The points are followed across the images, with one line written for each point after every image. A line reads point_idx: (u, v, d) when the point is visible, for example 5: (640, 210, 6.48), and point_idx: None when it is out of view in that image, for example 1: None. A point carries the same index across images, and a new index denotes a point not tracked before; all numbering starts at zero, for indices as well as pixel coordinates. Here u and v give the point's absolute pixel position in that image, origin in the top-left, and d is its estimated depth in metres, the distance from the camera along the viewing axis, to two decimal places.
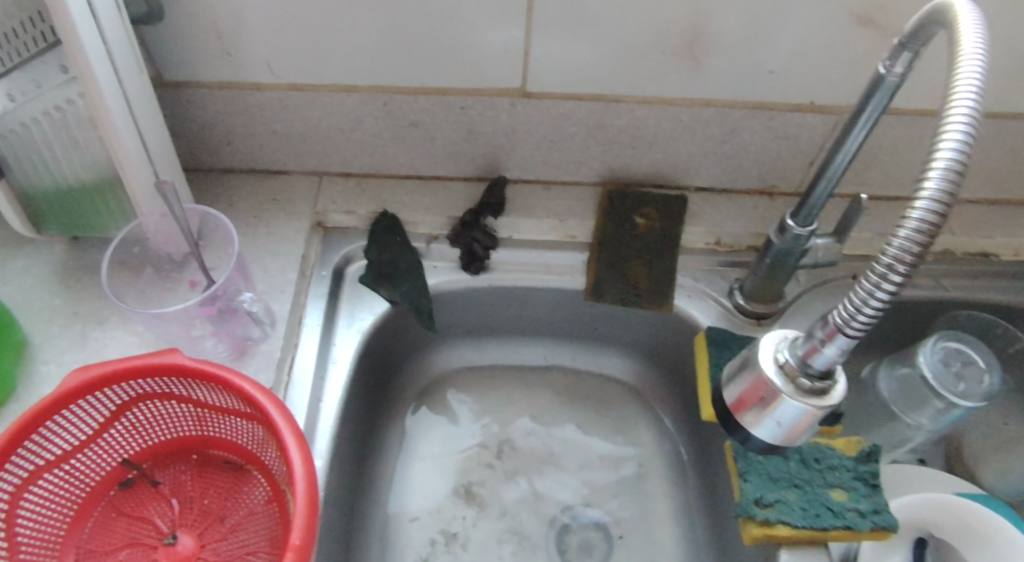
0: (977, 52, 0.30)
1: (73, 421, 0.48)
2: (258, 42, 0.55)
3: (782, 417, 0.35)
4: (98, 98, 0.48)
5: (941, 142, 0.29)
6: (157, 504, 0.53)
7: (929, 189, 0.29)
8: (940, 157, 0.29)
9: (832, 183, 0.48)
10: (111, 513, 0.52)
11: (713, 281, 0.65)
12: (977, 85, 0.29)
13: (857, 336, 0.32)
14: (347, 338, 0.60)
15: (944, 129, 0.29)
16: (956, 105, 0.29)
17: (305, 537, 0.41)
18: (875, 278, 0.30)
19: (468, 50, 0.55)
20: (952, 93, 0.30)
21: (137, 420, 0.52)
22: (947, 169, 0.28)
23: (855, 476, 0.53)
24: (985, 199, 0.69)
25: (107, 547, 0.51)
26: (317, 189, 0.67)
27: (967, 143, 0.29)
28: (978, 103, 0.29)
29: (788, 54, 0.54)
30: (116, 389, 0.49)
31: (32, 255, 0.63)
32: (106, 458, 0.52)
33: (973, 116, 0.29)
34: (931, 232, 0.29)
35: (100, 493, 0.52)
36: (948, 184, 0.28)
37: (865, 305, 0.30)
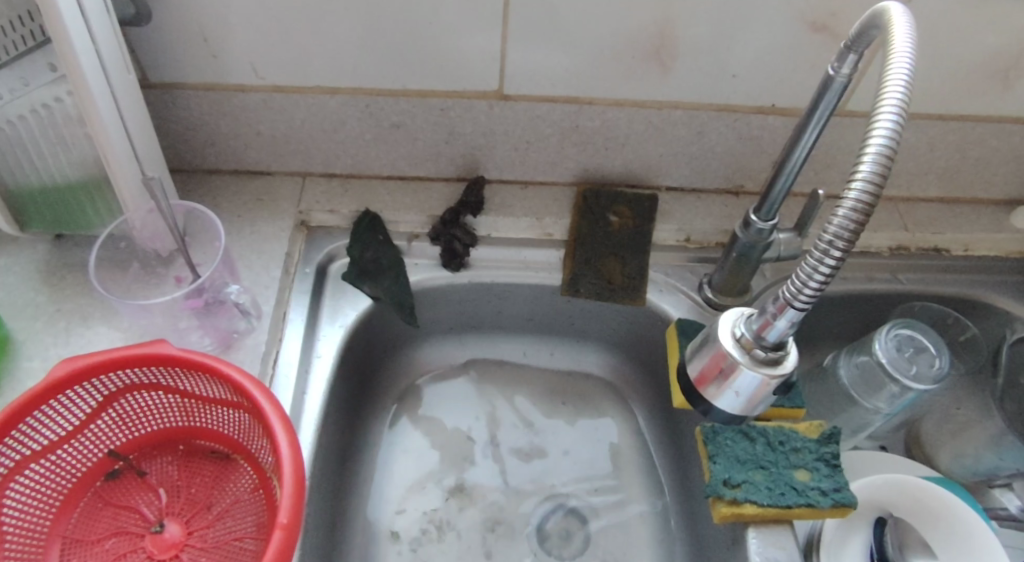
0: (906, 53, 0.34)
1: (60, 411, 0.49)
2: (243, 44, 0.57)
3: (740, 388, 0.42)
4: (87, 97, 0.49)
5: (873, 133, 0.33)
6: (144, 494, 0.54)
7: (862, 175, 0.33)
8: (872, 146, 0.33)
9: (791, 179, 0.52)
10: (97, 504, 0.53)
11: (683, 276, 0.68)
12: (905, 81, 0.33)
13: (803, 309, 0.37)
14: (330, 333, 0.61)
15: (876, 121, 0.33)
16: (887, 98, 0.33)
17: (293, 515, 0.42)
18: (817, 255, 0.34)
19: (447, 53, 0.58)
20: (884, 88, 0.34)
21: (125, 412, 0.54)
22: (877, 157, 0.32)
23: (817, 457, 0.56)
24: (936, 198, 0.73)
25: (93, 537, 0.52)
26: (300, 189, 0.69)
27: (895, 133, 0.33)
28: (905, 97, 0.33)
29: (749, 59, 0.58)
30: (104, 380, 0.50)
31: (14, 254, 0.64)
32: (93, 449, 0.53)
33: (901, 108, 0.33)
34: (863, 214, 0.33)
35: (87, 484, 0.53)
36: (878, 170, 0.33)
37: (809, 280, 0.35)
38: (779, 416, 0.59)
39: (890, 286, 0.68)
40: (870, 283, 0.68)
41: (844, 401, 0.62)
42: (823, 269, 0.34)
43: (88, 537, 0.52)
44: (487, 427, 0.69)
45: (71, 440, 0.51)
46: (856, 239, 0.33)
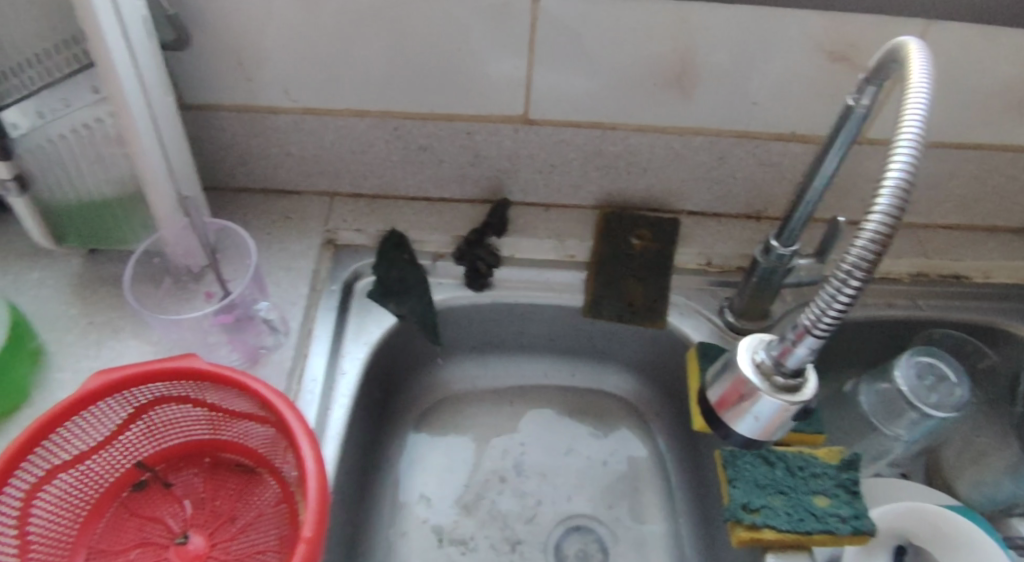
0: (923, 87, 0.34)
1: (90, 422, 0.50)
2: (277, 68, 0.59)
3: (759, 413, 0.42)
4: (127, 117, 0.51)
5: (891, 165, 0.34)
6: (169, 506, 0.55)
7: (880, 206, 0.33)
8: (889, 178, 0.33)
9: (812, 206, 0.52)
10: (123, 514, 0.54)
11: (704, 299, 0.68)
12: (922, 114, 0.34)
13: (822, 337, 0.37)
14: (356, 352, 0.62)
15: (893, 154, 0.34)
16: (904, 132, 0.34)
17: (316, 529, 0.43)
18: (836, 284, 0.35)
19: (474, 78, 0.59)
20: (901, 121, 0.34)
21: (152, 424, 0.55)
22: (895, 189, 0.33)
23: (837, 483, 0.56)
24: (954, 225, 0.74)
25: (120, 547, 0.53)
26: (328, 209, 0.70)
27: (912, 164, 0.33)
28: (922, 130, 0.33)
29: (769, 88, 0.59)
30: (134, 393, 0.51)
31: (49, 267, 0.66)
32: (120, 461, 0.55)
33: (918, 140, 0.33)
34: (881, 244, 0.34)
35: (112, 495, 0.54)
36: (896, 202, 0.33)
37: (829, 307, 0.36)
38: (799, 442, 0.59)
39: (911, 313, 0.68)
40: (890, 310, 0.68)
41: (863, 427, 0.63)
42: (842, 297, 0.35)
43: (114, 547, 0.53)
44: (508, 446, 0.70)
45: (99, 452, 0.52)
46: (874, 269, 0.34)
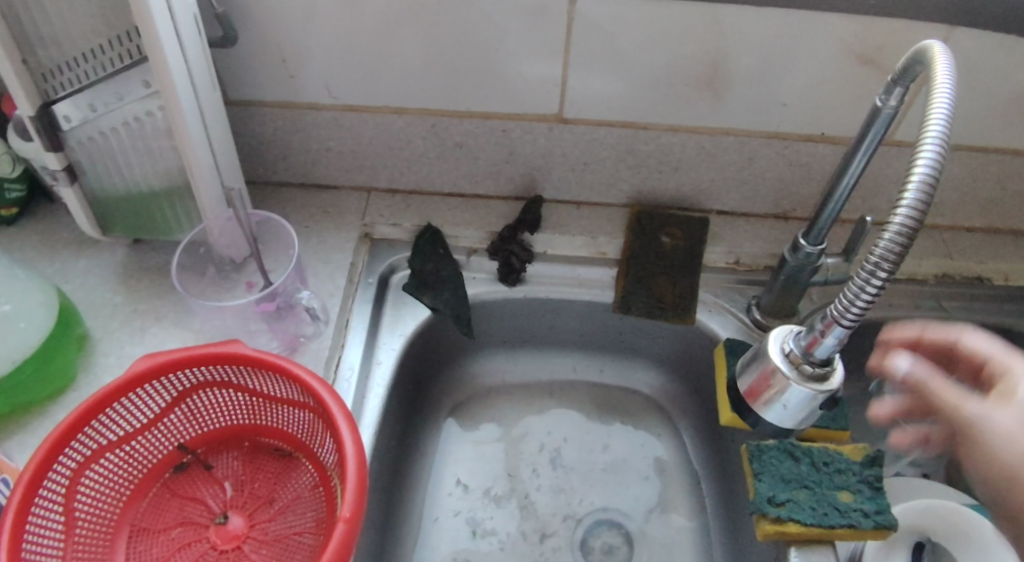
0: (947, 87, 0.35)
1: (136, 404, 0.52)
2: (318, 66, 0.60)
3: (788, 401, 0.44)
4: (178, 111, 0.53)
5: (917, 161, 0.35)
6: (209, 487, 0.57)
7: (907, 203, 0.34)
8: (915, 174, 0.34)
9: (839, 206, 0.53)
10: (165, 495, 0.56)
11: (733, 298, 0.69)
12: (947, 113, 0.35)
13: (850, 328, 0.39)
14: (391, 342, 0.64)
15: (919, 152, 0.35)
16: (929, 131, 0.35)
17: (355, 509, 0.44)
18: (863, 276, 0.36)
19: (511, 77, 0.61)
20: (926, 120, 0.35)
21: (194, 407, 0.57)
22: (921, 185, 0.34)
23: (860, 479, 0.57)
24: (980, 227, 0.74)
25: (163, 526, 0.55)
26: (364, 203, 0.72)
27: (937, 161, 0.34)
28: (946, 128, 0.34)
29: (800, 90, 0.60)
30: (179, 376, 0.53)
31: (94, 256, 0.68)
32: (163, 443, 0.57)
33: (943, 138, 0.34)
34: (907, 238, 0.35)
35: (155, 476, 0.56)
36: (922, 198, 0.34)
37: (856, 299, 0.37)
38: (823, 437, 0.60)
39: (935, 314, 0.69)
40: (914, 310, 0.69)
41: (887, 424, 0.64)
42: (870, 290, 0.36)
43: (156, 526, 0.55)
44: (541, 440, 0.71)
45: (143, 433, 0.54)
46: (900, 261, 0.35)
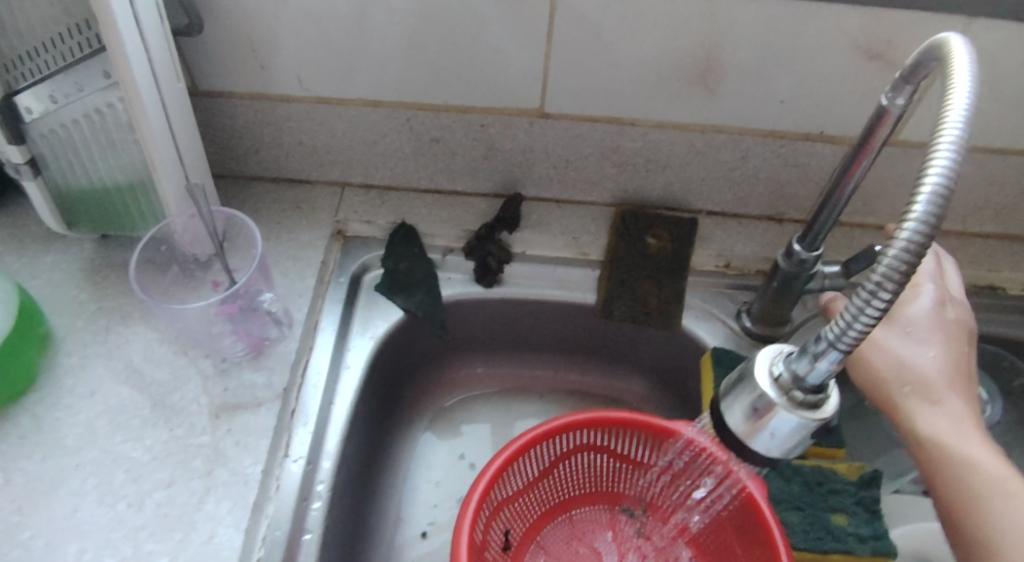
0: (967, 89, 0.30)
1: (519, 468, 0.55)
2: (289, 55, 0.58)
3: (776, 430, 0.33)
4: (138, 104, 0.50)
5: (930, 167, 0.29)
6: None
7: (916, 213, 0.28)
8: (927, 181, 0.28)
9: (839, 210, 0.50)
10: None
11: (721, 303, 0.66)
12: (966, 117, 0.29)
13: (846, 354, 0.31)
14: (361, 345, 0.62)
15: (931, 159, 0.29)
16: (945, 135, 0.29)
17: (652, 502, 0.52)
18: (861, 298, 0.29)
19: (491, 70, 0.58)
20: (941, 125, 0.30)
21: (565, 476, 0.59)
22: (933, 194, 0.28)
23: (856, 501, 0.53)
24: (991, 233, 0.70)
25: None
26: (338, 199, 0.69)
27: (954, 167, 0.28)
28: (965, 130, 0.29)
29: (796, 86, 0.56)
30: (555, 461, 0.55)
31: (61, 252, 0.66)
32: (581, 521, 0.60)
33: (961, 145, 0.29)
34: (915, 256, 0.28)
35: (533, 540, 0.58)
36: (934, 209, 0.28)
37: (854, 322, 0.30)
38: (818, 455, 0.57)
39: None
40: None
41: None
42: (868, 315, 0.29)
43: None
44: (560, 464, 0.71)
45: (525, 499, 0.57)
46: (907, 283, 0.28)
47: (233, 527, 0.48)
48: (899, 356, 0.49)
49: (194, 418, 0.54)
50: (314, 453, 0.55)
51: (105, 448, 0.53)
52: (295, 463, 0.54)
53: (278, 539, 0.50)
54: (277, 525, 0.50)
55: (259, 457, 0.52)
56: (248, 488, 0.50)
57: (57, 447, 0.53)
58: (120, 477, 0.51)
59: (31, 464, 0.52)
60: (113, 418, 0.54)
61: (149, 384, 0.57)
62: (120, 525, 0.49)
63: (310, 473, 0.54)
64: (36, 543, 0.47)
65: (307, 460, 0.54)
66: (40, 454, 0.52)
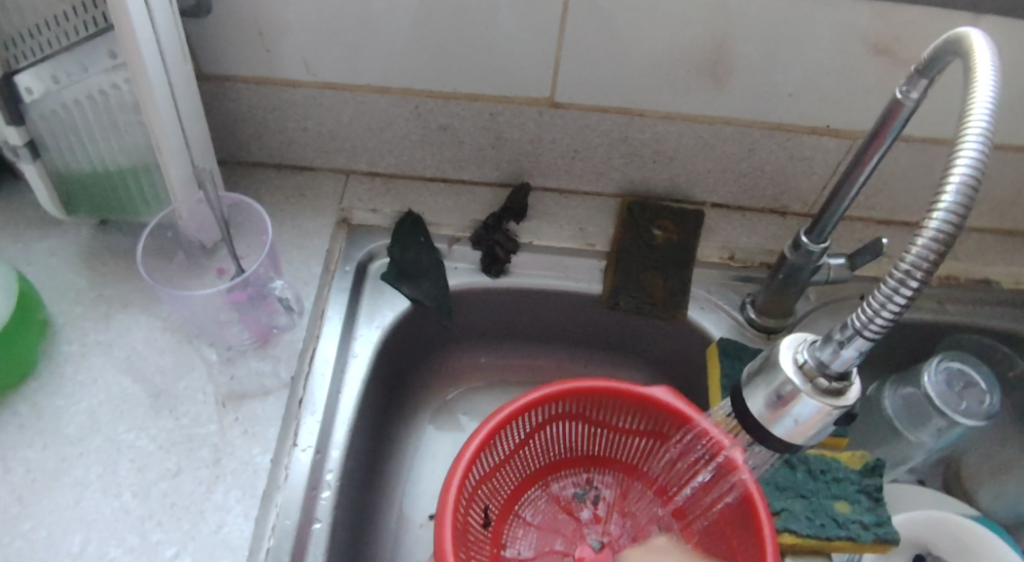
0: (990, 83, 0.32)
1: (507, 433, 0.55)
2: (297, 39, 0.57)
3: (799, 416, 0.35)
4: (145, 85, 0.49)
5: (958, 158, 0.31)
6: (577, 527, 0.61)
7: (944, 206, 0.30)
8: (956, 173, 0.31)
9: (848, 202, 0.51)
10: (525, 531, 0.59)
11: (726, 295, 0.66)
12: (990, 111, 0.31)
13: (874, 340, 0.32)
14: (368, 334, 0.61)
15: (957, 153, 0.31)
16: (970, 130, 0.31)
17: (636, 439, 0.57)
18: (892, 283, 0.31)
19: (502, 58, 0.57)
20: (966, 120, 0.32)
21: (550, 444, 0.60)
22: (962, 186, 0.30)
23: (859, 489, 0.54)
24: (987, 228, 0.71)
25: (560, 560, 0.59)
26: (342, 186, 0.69)
27: (980, 158, 0.31)
28: (990, 125, 0.31)
29: (805, 79, 0.57)
30: (537, 417, 0.56)
31: (58, 237, 0.64)
32: (558, 485, 0.62)
33: (986, 139, 0.31)
34: (944, 244, 0.31)
35: (514, 511, 0.59)
36: (962, 200, 0.30)
37: (883, 309, 0.32)
38: (822, 443, 0.58)
39: (938, 317, 0.66)
40: (917, 313, 0.66)
41: (887, 432, 0.61)
42: (898, 301, 0.31)
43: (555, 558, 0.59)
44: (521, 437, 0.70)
45: (504, 471, 0.58)
46: (935, 270, 0.31)
47: (243, 517, 0.48)
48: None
49: (199, 407, 0.54)
50: (322, 442, 0.55)
51: (109, 437, 0.52)
52: (303, 452, 0.53)
53: (287, 529, 0.49)
54: (285, 515, 0.50)
55: (268, 446, 0.52)
56: (256, 477, 0.50)
57: (59, 436, 0.52)
58: (124, 467, 0.50)
59: (32, 453, 0.51)
60: (116, 407, 0.54)
61: (152, 372, 0.56)
62: (126, 515, 0.48)
63: (317, 463, 0.53)
64: (40, 533, 0.47)
65: (315, 449, 0.54)
66: (41, 443, 0.51)
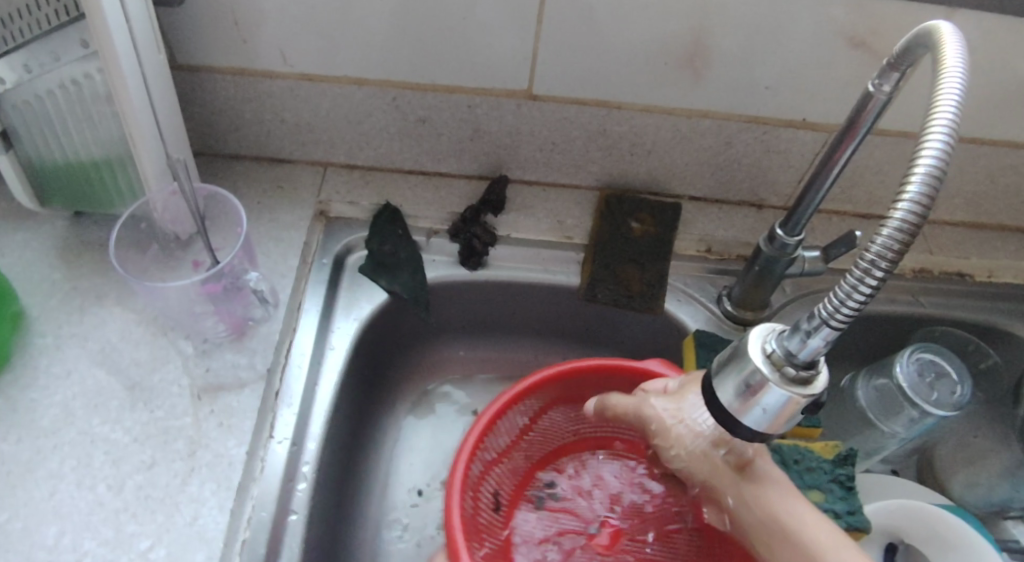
0: (958, 73, 0.32)
1: (506, 421, 0.59)
2: (275, 30, 0.56)
3: (768, 404, 0.35)
4: (118, 76, 0.48)
5: (926, 145, 0.31)
6: (594, 506, 0.63)
7: (909, 195, 0.31)
8: (922, 162, 0.31)
9: (822, 194, 0.51)
10: (535, 517, 0.62)
11: (703, 287, 0.67)
12: (957, 100, 0.31)
13: (841, 329, 0.32)
14: (345, 327, 0.61)
15: (924, 142, 0.31)
16: (937, 119, 0.31)
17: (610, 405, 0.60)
18: (859, 272, 0.31)
19: (480, 50, 0.57)
20: (933, 109, 0.32)
21: (548, 432, 0.63)
22: (927, 175, 0.31)
23: (831, 478, 0.55)
24: (961, 222, 0.72)
25: (574, 539, 0.62)
26: (321, 179, 0.68)
27: (947, 147, 0.31)
28: (957, 115, 0.31)
29: (781, 72, 0.57)
30: (528, 403, 0.59)
31: (32, 229, 0.63)
32: (571, 467, 0.65)
33: (952, 128, 0.31)
34: (909, 233, 0.31)
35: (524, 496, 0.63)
36: (927, 190, 0.31)
37: (850, 297, 0.32)
38: (796, 435, 0.59)
39: (912, 309, 0.67)
40: (892, 305, 0.67)
41: (861, 422, 0.62)
42: (864, 289, 0.32)
43: (570, 542, 0.62)
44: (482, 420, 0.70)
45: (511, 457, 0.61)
46: (901, 258, 0.31)
47: (218, 509, 0.48)
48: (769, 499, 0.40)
49: (175, 400, 0.53)
50: (298, 434, 0.54)
51: (82, 431, 0.51)
52: (279, 444, 0.53)
53: (263, 521, 0.49)
54: (261, 507, 0.50)
55: (243, 438, 0.51)
56: (232, 469, 0.50)
57: (31, 429, 0.51)
58: (98, 459, 0.50)
59: (5, 447, 0.50)
60: (89, 400, 0.53)
61: (126, 365, 0.55)
62: (99, 508, 0.48)
63: (294, 455, 0.53)
64: (13, 527, 0.46)
65: (291, 441, 0.54)
66: (14, 437, 0.51)
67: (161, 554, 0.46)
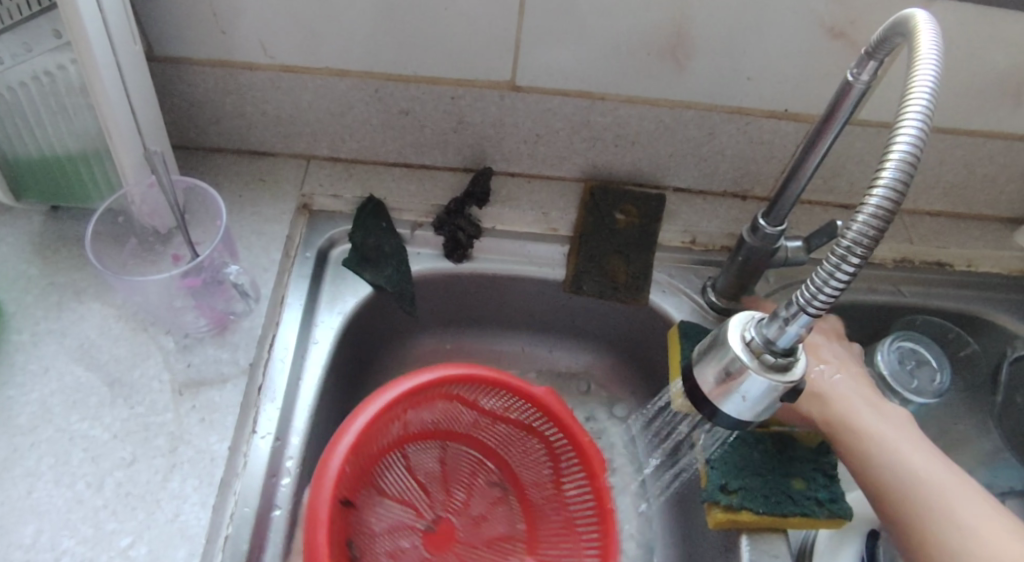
0: (931, 61, 0.32)
1: (382, 420, 0.54)
2: (252, 19, 0.56)
3: (748, 392, 0.35)
4: (93, 67, 0.47)
5: (899, 133, 0.31)
6: (430, 501, 0.59)
7: (884, 182, 0.31)
8: (896, 149, 0.31)
9: (803, 184, 0.51)
10: (391, 506, 0.57)
11: (688, 279, 0.67)
12: (931, 87, 0.32)
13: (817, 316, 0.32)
14: (329, 320, 0.61)
15: (898, 129, 0.31)
16: (910, 107, 0.31)
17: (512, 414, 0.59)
18: (835, 260, 0.31)
19: (462, 41, 0.57)
20: (906, 97, 0.32)
21: (418, 423, 0.58)
22: (901, 162, 0.30)
23: (815, 467, 0.56)
24: (940, 212, 0.73)
25: (408, 534, 0.57)
26: (303, 172, 0.68)
27: (921, 133, 0.31)
28: (931, 103, 0.31)
29: (764, 63, 0.57)
30: (412, 396, 0.55)
31: (7, 225, 0.62)
32: (417, 459, 0.60)
33: (926, 115, 0.31)
34: (883, 220, 0.31)
35: (377, 489, 0.56)
36: (902, 176, 0.31)
37: (826, 283, 0.32)
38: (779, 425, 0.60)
39: (892, 298, 0.67)
40: (872, 295, 0.67)
41: None
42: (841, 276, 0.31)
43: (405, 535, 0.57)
44: None
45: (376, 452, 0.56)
46: (876, 246, 0.31)
47: (199, 505, 0.47)
48: (909, 465, 0.46)
49: (154, 396, 0.53)
50: (282, 428, 0.54)
51: (60, 428, 0.51)
52: (262, 440, 0.53)
53: (247, 515, 0.49)
54: (244, 502, 0.50)
55: (226, 433, 0.51)
56: (214, 465, 0.49)
57: (8, 427, 0.50)
58: (77, 457, 0.49)
59: None
60: (67, 397, 0.52)
61: (105, 361, 0.55)
62: (78, 506, 0.47)
63: (278, 450, 0.53)
64: None
65: (274, 436, 0.53)
66: None
67: (142, 551, 0.45)
